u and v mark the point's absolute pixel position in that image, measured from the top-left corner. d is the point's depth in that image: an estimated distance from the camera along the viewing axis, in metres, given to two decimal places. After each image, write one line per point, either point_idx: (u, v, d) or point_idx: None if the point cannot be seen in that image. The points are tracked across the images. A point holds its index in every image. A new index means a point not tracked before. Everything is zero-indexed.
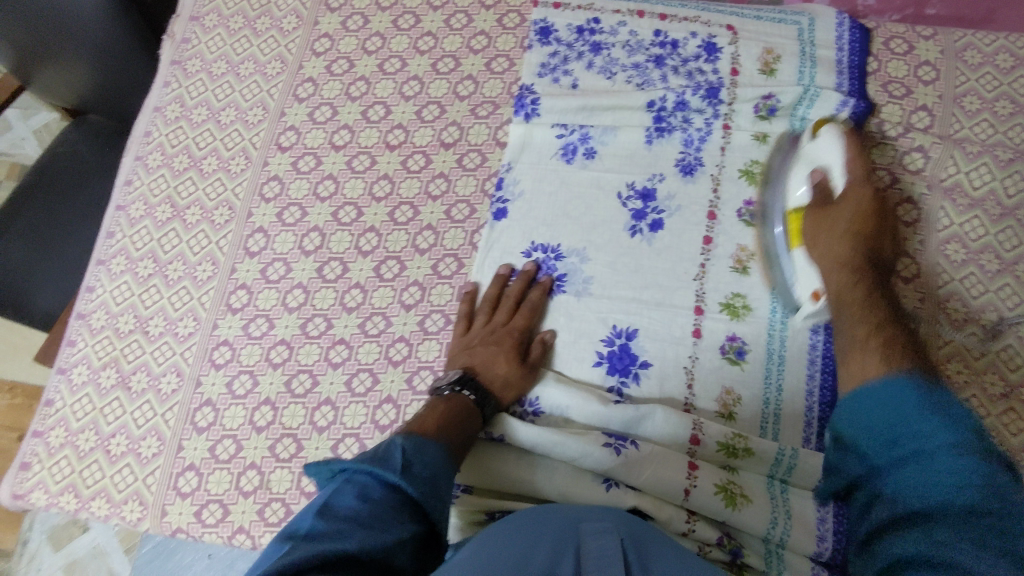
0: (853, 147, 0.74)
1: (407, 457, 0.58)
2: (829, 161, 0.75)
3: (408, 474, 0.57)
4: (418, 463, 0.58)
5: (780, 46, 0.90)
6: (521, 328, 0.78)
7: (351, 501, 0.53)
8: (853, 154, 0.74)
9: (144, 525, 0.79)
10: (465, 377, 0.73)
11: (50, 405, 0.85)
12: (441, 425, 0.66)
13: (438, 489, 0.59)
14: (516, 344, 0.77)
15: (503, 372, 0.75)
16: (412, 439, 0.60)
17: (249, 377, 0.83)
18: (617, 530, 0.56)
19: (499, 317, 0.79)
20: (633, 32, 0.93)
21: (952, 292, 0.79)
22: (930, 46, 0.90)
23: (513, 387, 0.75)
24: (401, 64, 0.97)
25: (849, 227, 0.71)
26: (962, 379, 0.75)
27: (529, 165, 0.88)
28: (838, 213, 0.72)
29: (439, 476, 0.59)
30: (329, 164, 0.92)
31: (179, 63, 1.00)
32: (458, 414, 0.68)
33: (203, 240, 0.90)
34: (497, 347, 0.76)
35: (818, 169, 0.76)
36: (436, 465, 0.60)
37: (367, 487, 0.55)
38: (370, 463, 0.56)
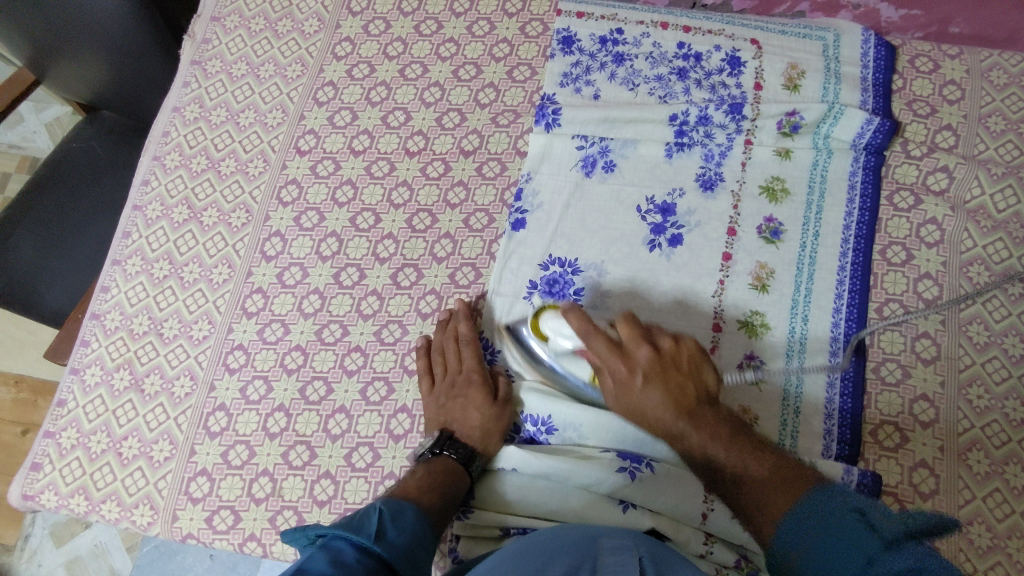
0: (583, 322, 0.68)
1: (381, 524, 0.59)
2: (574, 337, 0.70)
3: (382, 541, 0.58)
4: (392, 529, 0.60)
5: (805, 62, 0.89)
6: (481, 372, 0.77)
7: (324, 565, 0.52)
8: (584, 330, 0.68)
9: (154, 529, 0.79)
10: (443, 438, 0.73)
11: (63, 405, 0.84)
12: (423, 489, 0.68)
13: (412, 559, 0.59)
14: (481, 388, 0.76)
15: (478, 421, 0.74)
16: (390, 504, 0.62)
17: (263, 382, 0.83)
18: (637, 548, 0.55)
19: (454, 367, 0.78)
20: (657, 44, 0.93)
21: (974, 315, 0.79)
22: (956, 65, 0.90)
23: (494, 431, 0.75)
24: (422, 70, 0.96)
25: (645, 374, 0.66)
26: (983, 405, 0.75)
27: (548, 175, 0.88)
28: (617, 362, 0.67)
29: (414, 547, 0.60)
30: (348, 170, 0.91)
31: (199, 63, 1.00)
32: (442, 478, 0.70)
33: (220, 242, 0.89)
34: (464, 399, 0.76)
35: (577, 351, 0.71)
36: (411, 533, 0.61)
37: (339, 552, 0.55)
38: (345, 530, 0.57)
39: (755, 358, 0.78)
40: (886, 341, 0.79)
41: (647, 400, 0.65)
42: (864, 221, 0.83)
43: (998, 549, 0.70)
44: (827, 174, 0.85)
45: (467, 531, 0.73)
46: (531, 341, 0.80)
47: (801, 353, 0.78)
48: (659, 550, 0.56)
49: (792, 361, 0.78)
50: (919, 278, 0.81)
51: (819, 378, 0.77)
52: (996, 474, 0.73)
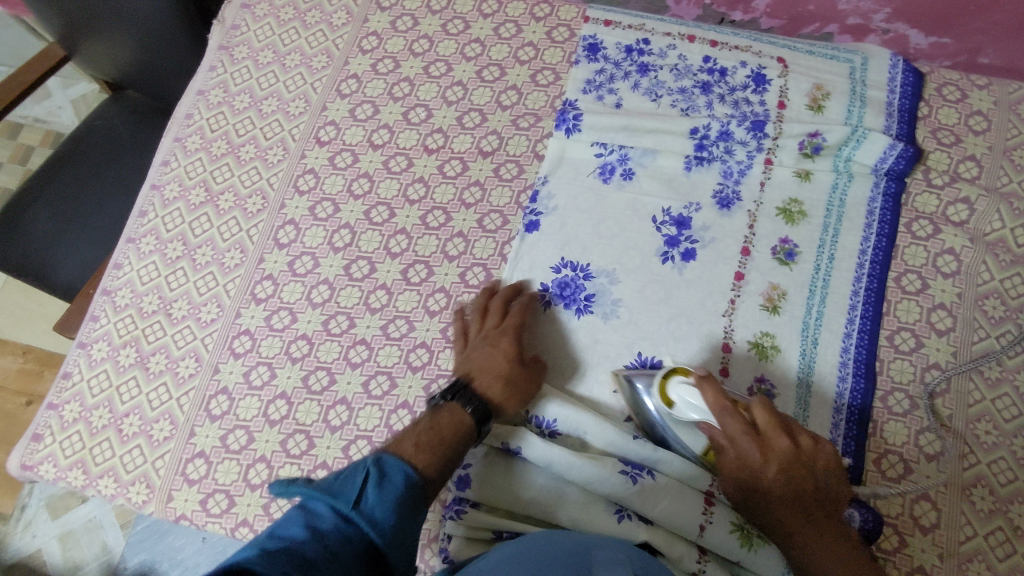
0: (717, 397, 0.67)
1: (364, 490, 0.57)
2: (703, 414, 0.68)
3: (360, 507, 0.56)
4: (372, 493, 0.57)
5: (830, 83, 0.89)
6: (513, 329, 0.77)
7: (298, 529, 0.53)
8: (719, 406, 0.66)
9: (149, 508, 0.79)
10: (460, 385, 0.71)
11: (68, 378, 0.85)
12: (425, 438, 0.65)
13: (396, 528, 0.57)
14: (511, 344, 0.75)
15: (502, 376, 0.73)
16: (381, 462, 0.60)
17: (267, 369, 0.83)
18: (630, 563, 0.55)
19: (491, 325, 0.78)
20: (682, 56, 0.93)
21: (987, 349, 0.78)
22: (984, 96, 0.89)
23: (516, 390, 0.73)
24: (446, 68, 0.97)
25: (772, 474, 0.65)
26: (990, 440, 0.74)
27: (565, 180, 0.88)
28: (737, 466, 0.67)
29: (397, 517, 0.57)
30: (365, 163, 0.92)
31: (226, 49, 1.00)
32: (445, 425, 0.67)
33: (234, 227, 0.90)
34: (490, 352, 0.75)
35: (701, 424, 0.69)
36: (397, 500, 0.58)
37: (316, 516, 0.55)
38: (326, 493, 0.56)
39: (765, 382, 0.77)
40: (896, 369, 0.78)
41: (763, 477, 0.65)
42: (881, 247, 0.82)
43: None
44: (846, 197, 0.84)
45: (462, 531, 0.71)
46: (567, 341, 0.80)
47: (810, 377, 0.77)
48: (651, 565, 0.57)
49: (801, 381, 0.77)
50: (933, 308, 0.80)
51: (826, 403, 0.76)
52: (1000, 512, 0.72)
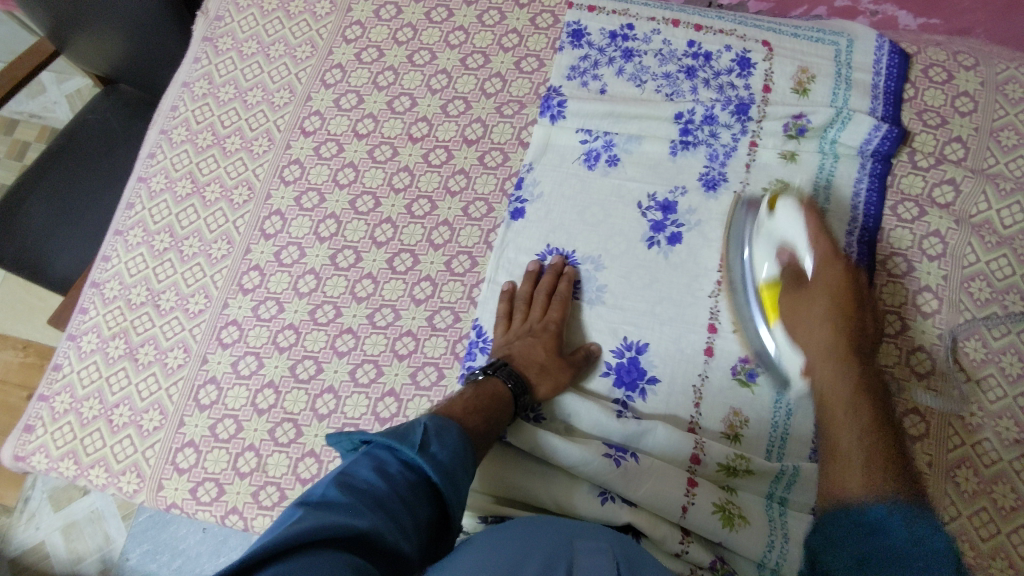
0: (818, 227, 0.73)
1: (427, 438, 0.58)
2: (795, 240, 0.74)
3: (427, 453, 0.56)
4: (437, 444, 0.58)
5: (815, 66, 0.88)
6: (557, 322, 0.78)
7: (368, 473, 0.53)
8: (814, 233, 0.72)
9: (140, 497, 0.80)
10: (499, 364, 0.73)
11: (58, 370, 0.86)
12: (468, 409, 0.66)
13: (457, 477, 0.57)
14: (553, 336, 0.76)
15: (541, 363, 0.74)
16: (436, 419, 0.60)
17: (255, 358, 0.83)
18: (612, 551, 0.56)
19: (535, 312, 0.78)
20: (667, 41, 0.92)
21: (973, 331, 0.77)
22: (971, 76, 0.88)
23: (551, 376, 0.74)
24: (430, 56, 0.97)
25: (842, 273, 0.70)
26: (975, 422, 0.74)
27: (550, 167, 0.88)
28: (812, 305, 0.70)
29: (458, 466, 0.58)
30: (351, 152, 0.92)
31: (210, 40, 1.00)
32: (486, 401, 0.68)
33: (221, 218, 0.90)
34: (532, 340, 0.76)
35: (785, 245, 0.75)
36: (457, 450, 0.59)
37: (383, 461, 0.55)
38: (391, 439, 0.56)
39: (749, 361, 0.77)
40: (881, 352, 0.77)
41: (815, 331, 0.69)
42: (867, 229, 0.82)
43: (980, 569, 0.69)
44: (832, 179, 0.84)
45: None
46: (573, 325, 0.81)
47: None
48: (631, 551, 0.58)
49: None
50: (918, 291, 0.79)
51: None
52: (984, 492, 0.72)
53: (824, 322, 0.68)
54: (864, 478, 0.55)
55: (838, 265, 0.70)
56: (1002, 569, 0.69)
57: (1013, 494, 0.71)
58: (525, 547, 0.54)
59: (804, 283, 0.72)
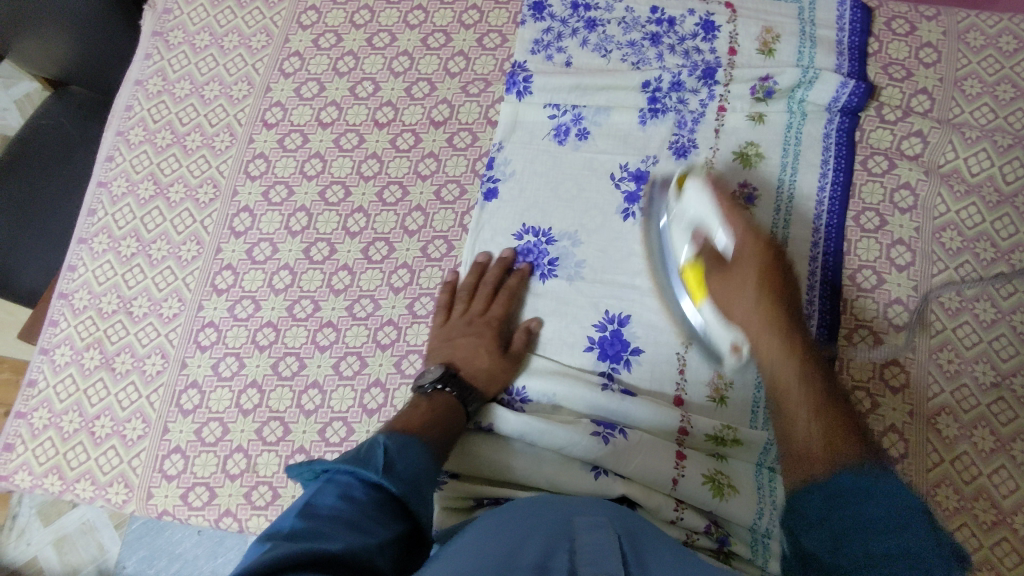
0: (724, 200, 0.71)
1: (390, 458, 0.57)
2: (704, 215, 0.71)
3: (391, 474, 0.56)
4: (399, 460, 0.57)
5: (779, 25, 0.88)
6: (499, 319, 0.77)
7: (333, 501, 0.53)
8: (722, 207, 0.70)
9: (130, 507, 0.79)
10: (449, 373, 0.72)
11: (33, 386, 0.84)
12: (429, 421, 0.66)
13: (422, 490, 0.58)
14: (497, 334, 0.76)
15: (486, 365, 0.74)
16: (395, 438, 0.60)
17: (235, 359, 0.82)
18: (612, 524, 0.56)
19: (476, 307, 0.78)
20: (630, 9, 0.91)
21: (947, 280, 0.79)
22: (933, 27, 0.88)
23: (497, 380, 0.75)
24: (390, 38, 0.94)
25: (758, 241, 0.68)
26: (953, 368, 0.76)
27: (520, 144, 0.87)
28: (740, 271, 0.68)
29: (422, 478, 0.59)
30: (316, 142, 0.90)
31: (161, 35, 0.97)
32: (445, 413, 0.68)
33: (188, 218, 0.88)
34: (476, 340, 0.75)
35: (698, 226, 0.72)
36: (420, 466, 0.59)
37: (349, 487, 0.54)
38: (352, 464, 0.55)
39: None
40: (859, 307, 0.78)
41: (744, 299, 0.67)
42: (838, 183, 0.82)
43: (964, 510, 0.71)
44: (802, 137, 0.84)
45: (441, 501, 0.72)
46: (553, 306, 0.80)
47: None
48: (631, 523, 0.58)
49: None
50: (892, 244, 0.80)
51: None
52: (965, 436, 0.73)
53: (757, 295, 0.66)
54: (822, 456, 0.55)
55: (755, 246, 0.68)
56: (986, 510, 0.71)
57: (992, 437, 0.73)
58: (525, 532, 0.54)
59: (725, 262, 0.69)
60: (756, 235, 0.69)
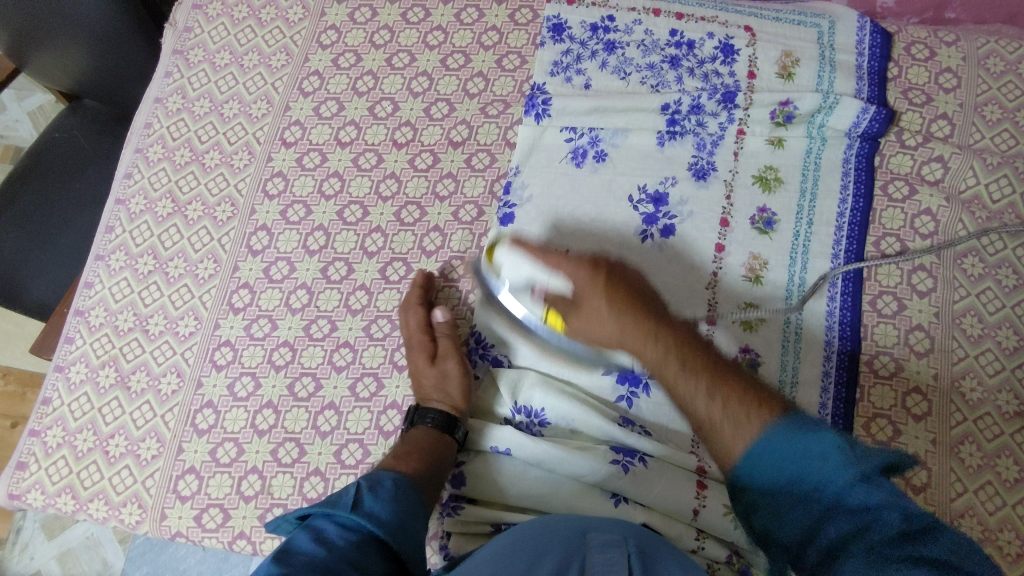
0: (546, 256, 0.69)
1: (361, 496, 0.60)
2: (532, 272, 0.70)
3: (362, 512, 0.58)
4: (371, 498, 0.60)
5: (799, 49, 0.88)
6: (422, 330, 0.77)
7: (309, 543, 0.54)
8: (550, 261, 0.69)
9: (143, 528, 0.78)
10: (413, 411, 0.73)
11: (48, 404, 0.83)
12: (400, 455, 0.68)
13: (402, 525, 0.60)
14: (422, 345, 0.76)
15: (428, 380, 0.74)
16: (367, 478, 0.62)
17: (251, 379, 0.81)
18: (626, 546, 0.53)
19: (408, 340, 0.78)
20: (649, 31, 0.91)
21: (968, 307, 0.78)
22: (952, 52, 0.89)
23: (450, 381, 0.74)
24: (409, 59, 0.95)
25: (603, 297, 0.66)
26: (976, 397, 0.75)
27: (538, 168, 0.86)
28: (590, 306, 0.66)
29: (400, 514, 0.60)
30: (334, 162, 0.90)
31: (181, 52, 0.97)
32: (423, 441, 0.70)
33: (205, 236, 0.88)
34: (413, 364, 0.76)
35: (533, 286, 0.71)
36: (392, 499, 0.61)
37: (322, 530, 0.56)
38: (325, 507, 0.58)
39: (750, 351, 0.77)
40: (880, 333, 0.78)
41: (603, 329, 0.66)
42: (858, 208, 0.82)
43: (988, 542, 0.70)
44: (820, 162, 0.84)
45: (459, 527, 0.72)
46: None
47: (796, 344, 0.77)
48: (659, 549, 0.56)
49: (788, 348, 0.77)
50: (912, 270, 0.80)
51: (815, 368, 0.76)
52: (988, 466, 0.73)
53: (612, 321, 0.65)
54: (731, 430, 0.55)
55: (583, 269, 0.68)
56: (1011, 542, 0.70)
57: (1016, 467, 0.72)
58: (537, 551, 0.53)
59: (569, 301, 0.68)
60: (584, 266, 0.68)
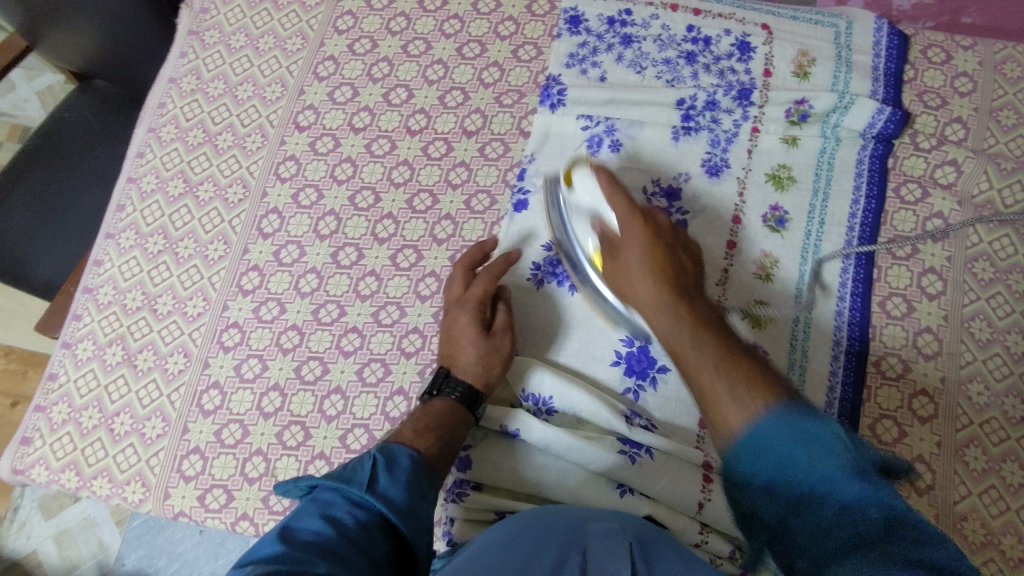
0: (609, 182, 0.72)
1: (374, 472, 0.59)
2: (598, 204, 0.73)
3: (375, 491, 0.57)
4: (385, 477, 0.59)
5: (815, 49, 0.88)
6: (475, 295, 0.76)
7: (317, 522, 0.53)
8: (609, 190, 0.72)
9: (145, 507, 0.78)
10: (443, 374, 0.72)
11: (54, 379, 0.83)
12: (422, 427, 0.67)
13: (412, 508, 0.59)
14: (472, 313, 0.74)
15: (471, 351, 0.72)
16: (385, 452, 0.61)
17: (258, 361, 0.81)
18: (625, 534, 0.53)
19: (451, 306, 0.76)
20: (666, 26, 0.91)
21: (978, 311, 0.78)
22: (969, 56, 0.89)
23: (494, 355, 0.73)
24: (425, 46, 0.95)
25: (648, 240, 0.69)
26: (982, 401, 0.75)
27: (553, 156, 0.86)
28: (628, 259, 0.70)
29: (413, 498, 0.59)
30: (347, 147, 0.90)
31: (197, 33, 0.97)
32: (444, 416, 0.69)
33: (216, 218, 0.88)
34: (457, 329, 0.74)
35: (594, 215, 0.73)
36: (405, 479, 0.60)
37: (332, 507, 0.55)
38: (337, 482, 0.57)
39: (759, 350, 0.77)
40: (888, 335, 0.78)
41: (634, 259, 0.69)
42: (870, 210, 0.82)
43: (991, 546, 0.70)
44: (834, 162, 0.84)
45: (463, 513, 0.71)
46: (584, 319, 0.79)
47: (805, 344, 0.77)
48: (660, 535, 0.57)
49: (796, 348, 0.77)
50: (923, 272, 0.80)
51: (823, 368, 0.76)
52: (993, 470, 0.73)
53: (647, 283, 0.67)
54: (733, 404, 0.51)
55: (634, 220, 0.70)
56: (1013, 546, 0.70)
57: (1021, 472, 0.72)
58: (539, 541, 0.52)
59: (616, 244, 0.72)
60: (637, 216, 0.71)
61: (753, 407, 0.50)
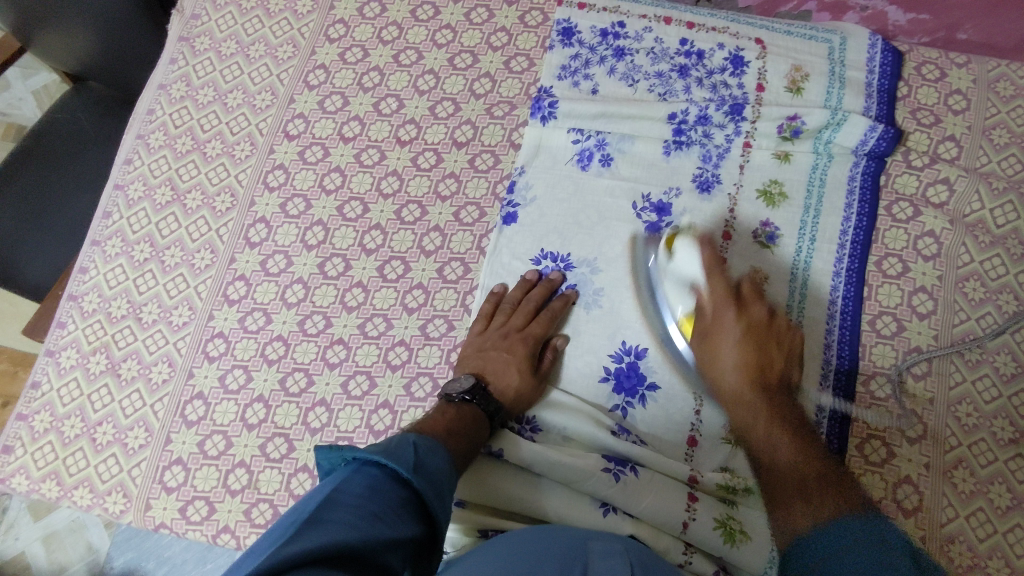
0: (712, 256, 0.71)
1: (419, 456, 0.57)
2: (694, 275, 0.71)
3: (418, 474, 0.55)
4: (426, 464, 0.56)
5: (809, 64, 0.87)
6: (535, 337, 0.76)
7: (361, 489, 0.51)
8: (708, 263, 0.71)
9: (127, 518, 0.77)
10: (477, 386, 0.71)
11: (37, 387, 0.83)
12: (449, 428, 0.65)
13: (445, 497, 0.56)
14: (529, 356, 0.75)
15: (513, 384, 0.73)
16: (425, 440, 0.59)
17: (243, 372, 0.81)
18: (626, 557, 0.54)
19: (515, 321, 0.77)
20: (659, 39, 0.91)
21: (968, 331, 0.77)
22: (963, 74, 0.88)
23: (525, 400, 0.73)
24: (417, 56, 0.94)
25: (742, 331, 0.68)
26: (971, 423, 0.74)
27: (543, 169, 0.86)
28: (718, 355, 0.68)
29: (446, 487, 0.57)
30: (337, 156, 0.89)
31: (187, 40, 0.97)
32: (466, 424, 0.67)
33: (203, 226, 0.87)
34: (507, 359, 0.74)
35: (691, 286, 0.72)
36: (442, 471, 0.58)
37: (376, 477, 0.52)
38: (383, 455, 0.54)
39: None
40: (877, 354, 0.77)
41: (726, 355, 0.68)
42: (861, 227, 0.81)
43: (977, 569, 0.69)
44: (826, 179, 0.83)
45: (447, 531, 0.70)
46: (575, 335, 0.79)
47: None
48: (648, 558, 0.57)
49: None
50: (913, 292, 0.79)
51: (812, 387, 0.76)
52: (980, 493, 0.72)
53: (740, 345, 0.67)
54: (805, 506, 0.54)
55: (727, 302, 0.69)
56: (1000, 570, 0.69)
57: (1009, 494, 0.72)
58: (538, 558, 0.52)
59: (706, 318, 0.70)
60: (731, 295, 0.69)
61: (822, 521, 0.52)
